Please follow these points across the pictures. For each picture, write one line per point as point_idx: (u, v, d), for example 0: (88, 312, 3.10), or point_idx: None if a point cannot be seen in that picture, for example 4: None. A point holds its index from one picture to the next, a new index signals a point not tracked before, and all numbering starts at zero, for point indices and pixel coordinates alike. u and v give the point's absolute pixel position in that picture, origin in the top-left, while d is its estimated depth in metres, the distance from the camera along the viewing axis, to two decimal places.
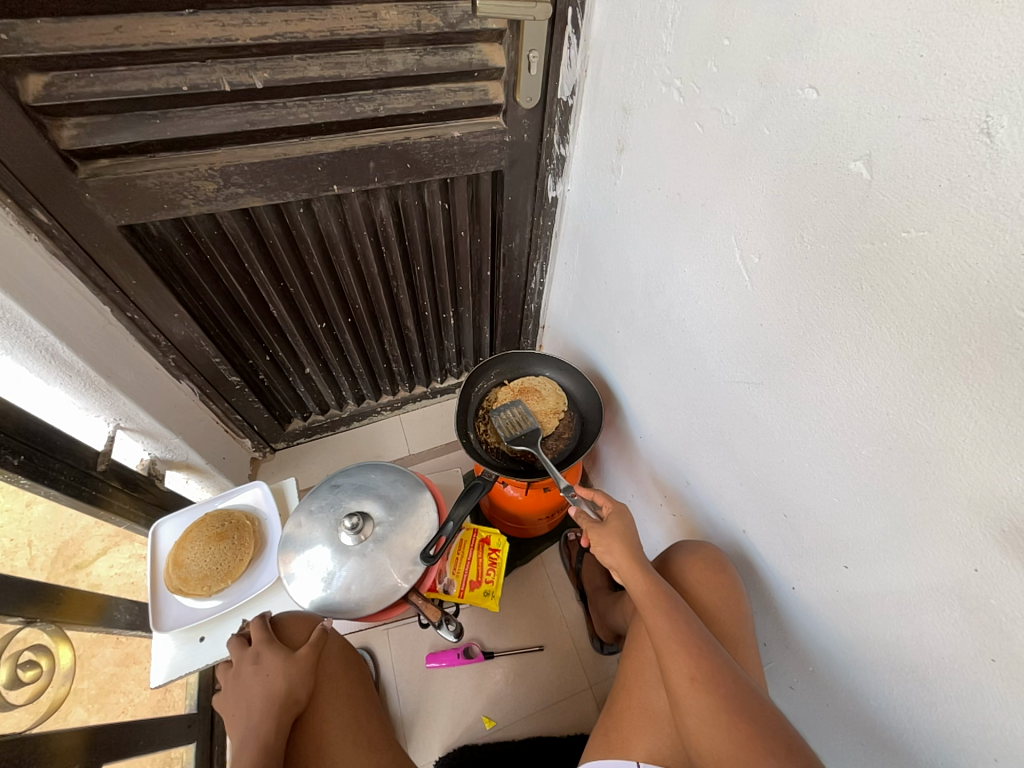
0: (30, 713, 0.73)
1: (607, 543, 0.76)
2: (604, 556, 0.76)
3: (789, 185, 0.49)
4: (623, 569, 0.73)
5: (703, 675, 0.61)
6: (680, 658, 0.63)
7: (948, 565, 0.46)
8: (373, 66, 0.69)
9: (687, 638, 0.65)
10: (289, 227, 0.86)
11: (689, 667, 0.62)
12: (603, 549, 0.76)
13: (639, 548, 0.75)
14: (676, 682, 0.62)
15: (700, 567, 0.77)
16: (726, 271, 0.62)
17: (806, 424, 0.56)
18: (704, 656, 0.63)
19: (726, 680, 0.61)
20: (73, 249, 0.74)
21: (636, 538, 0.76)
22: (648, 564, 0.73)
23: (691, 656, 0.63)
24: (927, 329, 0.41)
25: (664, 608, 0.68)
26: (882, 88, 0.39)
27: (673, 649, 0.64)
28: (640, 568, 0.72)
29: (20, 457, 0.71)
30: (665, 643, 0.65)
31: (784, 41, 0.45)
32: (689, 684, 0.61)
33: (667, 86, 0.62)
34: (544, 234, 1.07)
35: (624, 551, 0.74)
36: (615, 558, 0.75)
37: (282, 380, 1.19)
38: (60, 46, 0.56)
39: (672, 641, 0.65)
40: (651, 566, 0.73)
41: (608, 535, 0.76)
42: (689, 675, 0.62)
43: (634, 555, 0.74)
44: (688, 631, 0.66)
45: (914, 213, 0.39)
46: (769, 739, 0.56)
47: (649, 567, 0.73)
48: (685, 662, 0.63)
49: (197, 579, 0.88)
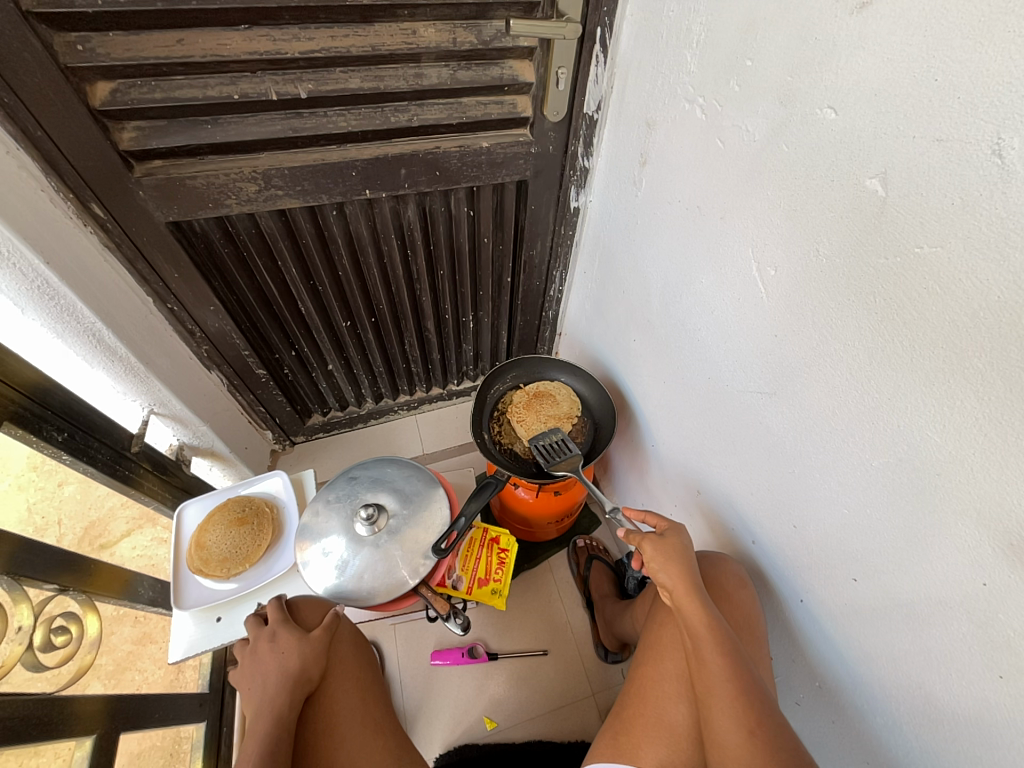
0: (50, 683, 0.75)
1: (663, 560, 0.72)
2: (657, 573, 0.72)
3: (806, 200, 0.51)
4: (678, 592, 0.70)
5: (761, 731, 0.59)
6: (737, 708, 0.60)
7: (958, 579, 0.46)
8: (410, 79, 0.73)
9: (744, 687, 0.62)
10: (322, 228, 0.90)
11: (748, 720, 0.60)
12: (658, 567, 0.72)
13: (694, 571, 0.72)
14: (729, 729, 0.60)
15: (719, 581, 0.75)
16: (742, 283, 0.63)
17: (817, 436, 0.57)
18: (761, 708, 0.60)
19: (782, 740, 0.58)
20: (123, 242, 0.79)
21: (693, 560, 0.72)
22: (703, 590, 0.69)
23: (749, 709, 0.60)
24: (938, 342, 0.42)
25: (720, 643, 0.65)
26: (899, 109, 0.40)
27: (729, 696, 0.61)
28: (693, 591, 0.69)
29: (64, 433, 0.76)
30: (720, 687, 0.62)
31: (805, 62, 0.47)
32: (744, 734, 0.59)
33: (690, 103, 0.65)
34: (565, 243, 1.10)
35: (681, 574, 0.71)
36: (669, 579, 0.71)
37: (305, 375, 1.23)
38: (127, 56, 0.61)
39: (730, 687, 0.62)
40: (706, 594, 0.70)
41: (662, 552, 0.73)
42: (746, 729, 0.59)
43: (690, 582, 0.70)
44: (746, 679, 0.63)
45: (927, 229, 0.40)
46: None
47: (706, 596, 0.69)
48: (743, 714, 0.60)
49: (217, 561, 0.91)
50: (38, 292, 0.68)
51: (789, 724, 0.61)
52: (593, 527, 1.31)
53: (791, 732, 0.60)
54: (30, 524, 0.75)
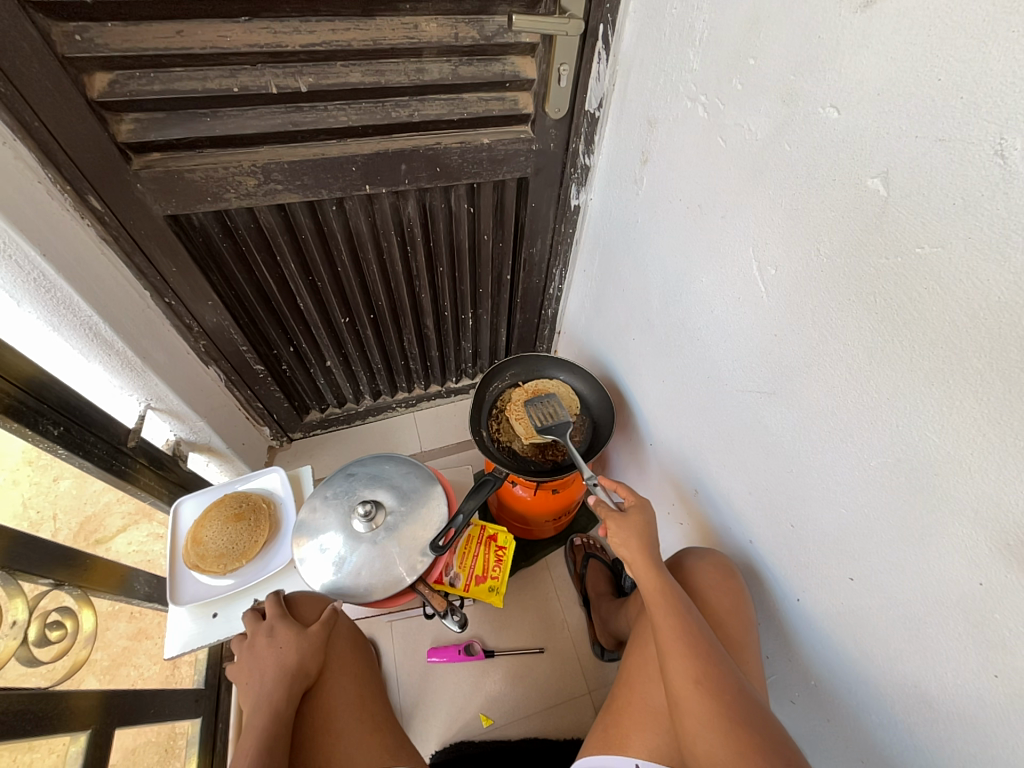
0: (44, 678, 0.74)
1: (624, 536, 0.76)
2: (618, 547, 0.77)
3: (807, 199, 0.51)
4: (635, 564, 0.75)
5: (707, 681, 0.62)
6: (686, 660, 0.64)
7: (955, 578, 0.46)
8: (411, 74, 0.73)
9: (693, 643, 0.66)
10: (321, 223, 0.89)
11: (695, 671, 0.63)
12: (618, 541, 0.76)
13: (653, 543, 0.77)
14: (679, 682, 0.63)
15: (710, 571, 0.78)
16: (743, 282, 0.63)
17: (815, 435, 0.57)
18: (709, 660, 0.64)
19: (726, 686, 0.62)
20: (121, 235, 0.79)
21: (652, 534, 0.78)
22: (659, 558, 0.75)
23: (697, 662, 0.64)
24: (938, 342, 0.42)
25: (672, 605, 0.70)
26: (900, 110, 0.40)
27: (678, 651, 0.65)
28: (650, 558, 0.75)
29: (59, 428, 0.76)
30: (671, 645, 0.66)
31: (808, 61, 0.47)
32: (692, 685, 0.62)
33: (693, 101, 0.64)
34: (565, 241, 1.10)
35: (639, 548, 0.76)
36: (628, 552, 0.76)
37: (303, 371, 1.22)
38: (126, 47, 0.61)
39: (679, 643, 0.66)
40: (664, 566, 0.74)
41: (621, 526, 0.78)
42: (693, 679, 0.63)
43: (648, 554, 0.75)
44: (695, 634, 0.67)
45: (929, 230, 0.40)
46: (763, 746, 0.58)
47: (661, 566, 0.74)
48: (691, 665, 0.64)
49: (214, 557, 0.91)
50: (35, 285, 0.68)
51: (739, 677, 0.64)
52: (591, 526, 1.31)
53: (740, 683, 0.63)
54: (25, 519, 0.75)
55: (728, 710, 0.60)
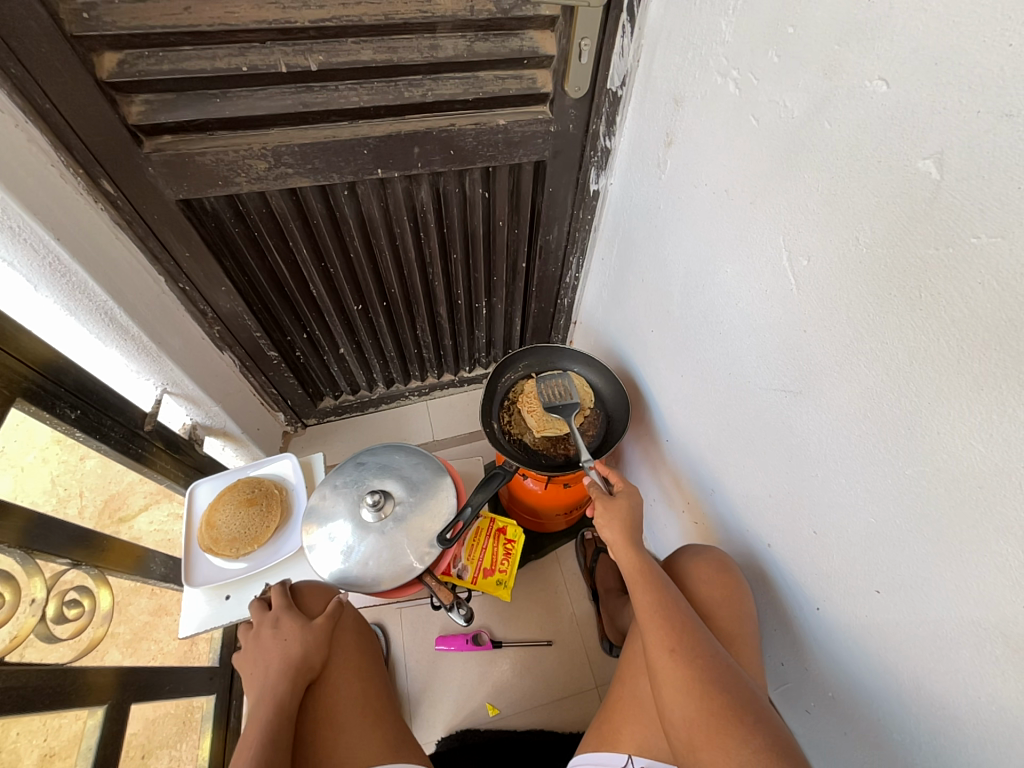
0: (71, 649, 0.78)
1: (605, 518, 0.76)
2: (601, 529, 0.76)
3: (846, 184, 0.47)
4: (616, 546, 0.74)
5: (683, 649, 0.61)
6: (662, 632, 0.63)
7: (994, 598, 0.42)
8: (424, 51, 0.70)
9: (671, 613, 0.65)
10: (333, 209, 0.88)
11: (670, 640, 0.62)
12: (599, 523, 0.76)
13: (639, 527, 0.76)
14: (655, 652, 0.62)
15: (705, 569, 0.76)
16: (771, 274, 0.59)
17: (845, 437, 0.54)
18: (686, 631, 0.63)
19: (705, 654, 0.61)
20: (135, 220, 0.79)
21: (636, 517, 0.76)
22: (641, 541, 0.74)
23: (674, 631, 0.63)
24: (991, 343, 0.38)
25: (651, 583, 0.69)
26: (962, 82, 0.36)
27: (654, 623, 0.65)
28: (633, 542, 0.73)
29: (76, 411, 0.77)
30: (647, 619, 0.65)
31: (854, 30, 0.43)
32: (667, 654, 0.61)
33: (724, 76, 0.60)
34: (583, 228, 1.06)
35: (621, 529, 0.75)
36: (611, 535, 0.75)
37: (316, 357, 1.22)
38: (134, 25, 0.59)
39: (655, 615, 0.65)
40: (644, 545, 0.74)
41: (608, 510, 0.76)
42: (669, 648, 0.62)
43: (630, 537, 0.74)
44: (672, 605, 0.66)
45: (988, 217, 0.36)
46: (741, 712, 0.56)
47: (645, 550, 0.73)
48: (666, 635, 0.63)
49: (227, 541, 0.93)
50: (52, 270, 0.68)
51: (720, 649, 0.62)
52: None
53: (720, 653, 0.61)
54: (54, 495, 0.77)
55: (703, 675, 0.59)
